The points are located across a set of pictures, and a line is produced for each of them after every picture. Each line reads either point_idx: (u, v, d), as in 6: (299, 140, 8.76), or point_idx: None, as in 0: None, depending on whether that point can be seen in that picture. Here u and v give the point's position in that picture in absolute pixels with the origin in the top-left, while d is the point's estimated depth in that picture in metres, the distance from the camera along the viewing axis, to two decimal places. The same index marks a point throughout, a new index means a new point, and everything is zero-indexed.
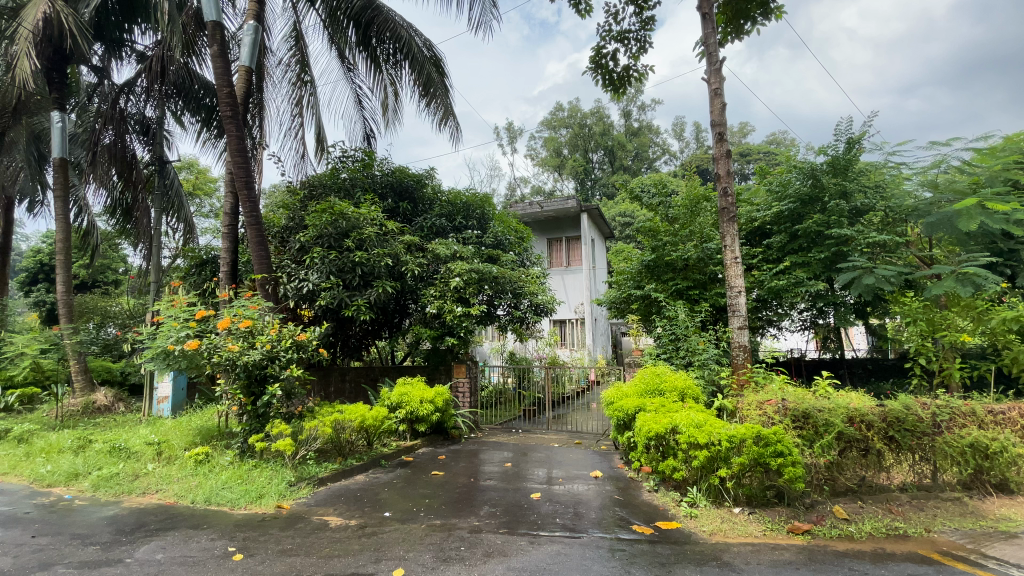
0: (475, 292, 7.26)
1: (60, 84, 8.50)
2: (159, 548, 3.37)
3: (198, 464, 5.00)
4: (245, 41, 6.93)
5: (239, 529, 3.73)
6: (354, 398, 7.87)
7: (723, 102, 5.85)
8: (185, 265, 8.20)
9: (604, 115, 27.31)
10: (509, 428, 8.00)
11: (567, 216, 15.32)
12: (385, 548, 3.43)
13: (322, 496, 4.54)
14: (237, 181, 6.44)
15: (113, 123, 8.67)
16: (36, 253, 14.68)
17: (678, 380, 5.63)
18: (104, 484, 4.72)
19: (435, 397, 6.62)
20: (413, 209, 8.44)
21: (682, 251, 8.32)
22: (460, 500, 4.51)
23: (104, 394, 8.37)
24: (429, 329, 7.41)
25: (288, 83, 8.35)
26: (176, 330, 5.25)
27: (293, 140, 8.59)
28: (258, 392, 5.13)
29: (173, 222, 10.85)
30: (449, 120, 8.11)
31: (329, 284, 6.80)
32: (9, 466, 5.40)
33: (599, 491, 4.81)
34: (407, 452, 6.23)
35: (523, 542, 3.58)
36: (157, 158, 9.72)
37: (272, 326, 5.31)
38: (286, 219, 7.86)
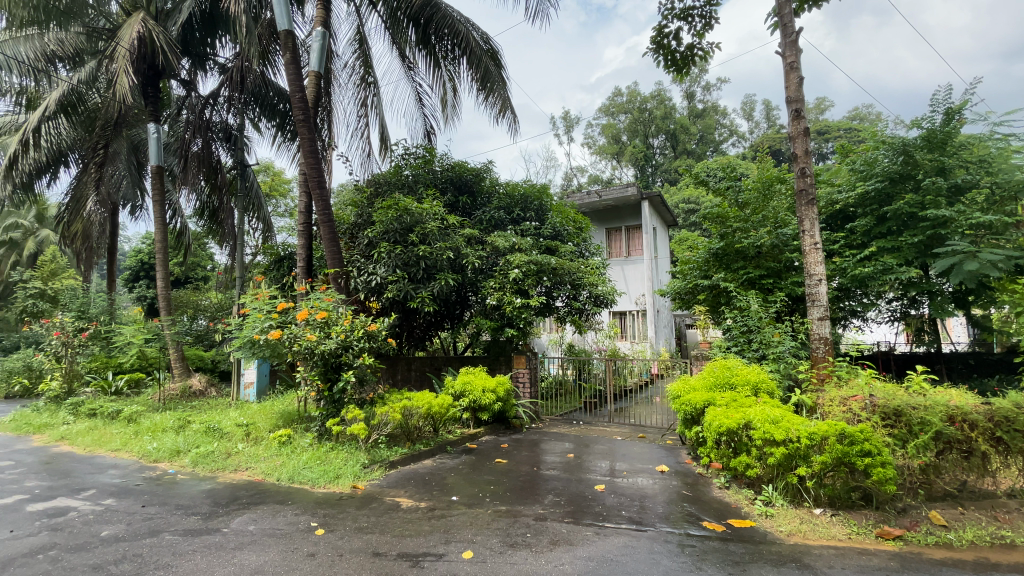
0: (534, 284, 7.27)
1: (155, 98, 9.34)
2: (250, 521, 3.66)
3: (281, 445, 5.38)
4: (314, 47, 7.28)
5: (320, 506, 3.98)
6: (419, 386, 8.14)
7: (800, 76, 5.46)
8: (266, 261, 8.82)
9: (666, 99, 26.30)
10: (570, 420, 7.95)
11: (626, 205, 14.99)
12: (454, 530, 3.54)
13: (393, 478, 4.76)
14: (311, 181, 6.80)
15: (200, 132, 9.41)
16: (137, 253, 16.32)
17: (751, 373, 5.36)
18: (202, 461, 5.19)
19: (497, 386, 6.72)
20: (472, 202, 8.55)
21: (754, 238, 7.89)
22: (524, 488, 4.56)
23: (198, 379, 9.23)
24: (489, 320, 7.55)
25: (354, 85, 8.68)
26: (260, 320, 5.63)
27: (359, 140, 8.91)
28: (334, 378, 5.46)
29: (254, 222, 11.68)
30: (507, 112, 8.12)
31: (395, 277, 7.09)
32: (122, 443, 6.04)
33: (666, 486, 4.69)
34: (471, 439, 6.37)
35: (589, 532, 3.57)
36: (239, 163, 10.56)
37: (345, 318, 5.60)
38: (355, 216, 8.21)
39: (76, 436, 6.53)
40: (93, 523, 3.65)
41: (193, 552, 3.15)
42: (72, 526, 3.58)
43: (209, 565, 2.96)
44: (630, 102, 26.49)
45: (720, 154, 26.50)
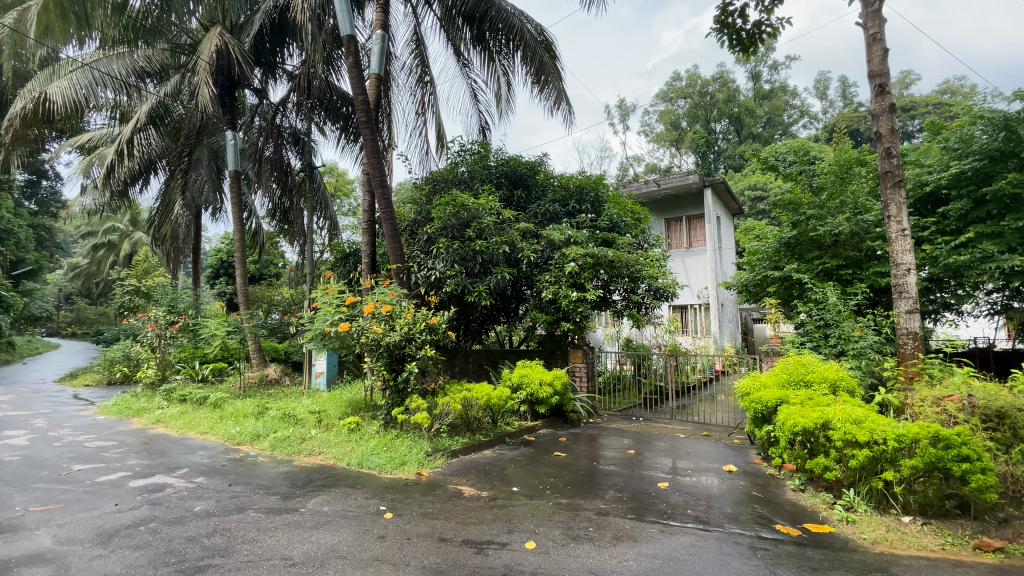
0: (590, 277, 7.16)
1: (231, 107, 10.04)
2: (325, 502, 3.87)
3: (351, 432, 5.65)
4: (375, 49, 7.52)
5: (387, 491, 4.15)
6: (477, 378, 8.27)
7: (884, 48, 5.03)
8: (333, 258, 9.29)
9: (728, 80, 25.07)
10: (629, 416, 7.80)
11: (687, 194, 14.46)
12: (516, 520, 3.57)
13: (455, 467, 4.88)
14: (373, 180, 7.05)
15: (272, 138, 10.04)
16: (217, 252, 17.61)
17: (829, 371, 5.02)
18: (279, 445, 5.55)
19: (554, 380, 6.71)
20: (527, 196, 8.56)
21: (832, 225, 7.39)
22: (584, 482, 4.54)
23: (273, 368, 9.89)
24: (545, 314, 7.52)
25: (411, 85, 8.90)
26: (331, 313, 5.94)
27: (418, 138, 9.13)
28: (398, 368, 5.68)
29: (321, 221, 12.33)
30: (562, 103, 8.05)
31: (453, 272, 7.21)
32: (209, 426, 6.57)
33: (734, 486, 4.49)
34: (529, 432, 6.41)
35: (654, 530, 3.49)
36: (307, 165, 11.18)
37: (408, 311, 5.79)
38: (414, 213, 8.47)
39: (169, 419, 7.17)
40: (187, 498, 4.00)
41: (274, 528, 3.38)
42: (169, 500, 3.94)
43: (289, 542, 3.16)
44: (690, 86, 25.44)
45: (789, 136, 24.93)
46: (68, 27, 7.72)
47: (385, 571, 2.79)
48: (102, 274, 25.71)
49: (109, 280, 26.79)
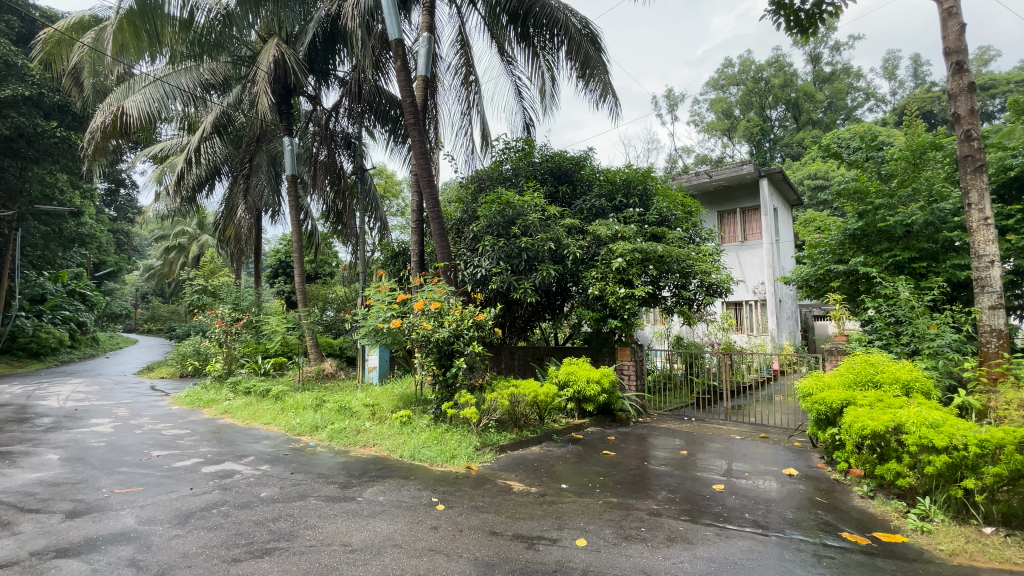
0: (639, 273, 7.00)
1: (288, 114, 10.52)
2: (379, 492, 4.01)
3: (402, 425, 5.82)
4: (421, 51, 7.67)
5: (439, 483, 4.25)
6: (523, 375, 8.28)
7: (961, 23, 4.63)
8: (384, 257, 9.59)
9: (785, 64, 23.85)
10: (680, 415, 7.60)
11: (742, 185, 13.89)
12: (566, 517, 3.57)
13: (504, 462, 4.92)
14: (421, 180, 7.20)
15: (326, 142, 10.43)
16: (276, 253, 18.56)
17: (900, 371, 4.69)
18: (336, 436, 5.79)
19: (602, 377, 6.63)
20: (572, 191, 8.49)
21: (903, 215, 6.90)
22: (634, 482, 4.47)
23: (329, 363, 10.32)
24: (591, 311, 7.43)
25: (457, 85, 9.01)
26: (383, 310, 6.13)
27: (464, 138, 9.24)
28: (447, 364, 5.80)
29: (372, 221, 12.71)
30: (608, 96, 7.93)
31: (499, 269, 7.29)
32: (271, 417, 6.94)
33: (794, 491, 4.29)
34: (577, 430, 6.37)
35: (709, 532, 3.39)
36: (358, 168, 11.55)
37: (456, 308, 5.91)
38: (460, 212, 8.59)
39: (236, 410, 7.63)
40: (253, 485, 4.25)
41: (333, 516, 3.54)
42: (238, 486, 4.20)
43: (347, 529, 3.29)
44: (743, 72, 24.38)
45: (853, 121, 23.42)
46: (142, 44, 8.33)
47: (439, 561, 2.86)
48: (175, 275, 27.67)
49: (180, 279, 28.82)
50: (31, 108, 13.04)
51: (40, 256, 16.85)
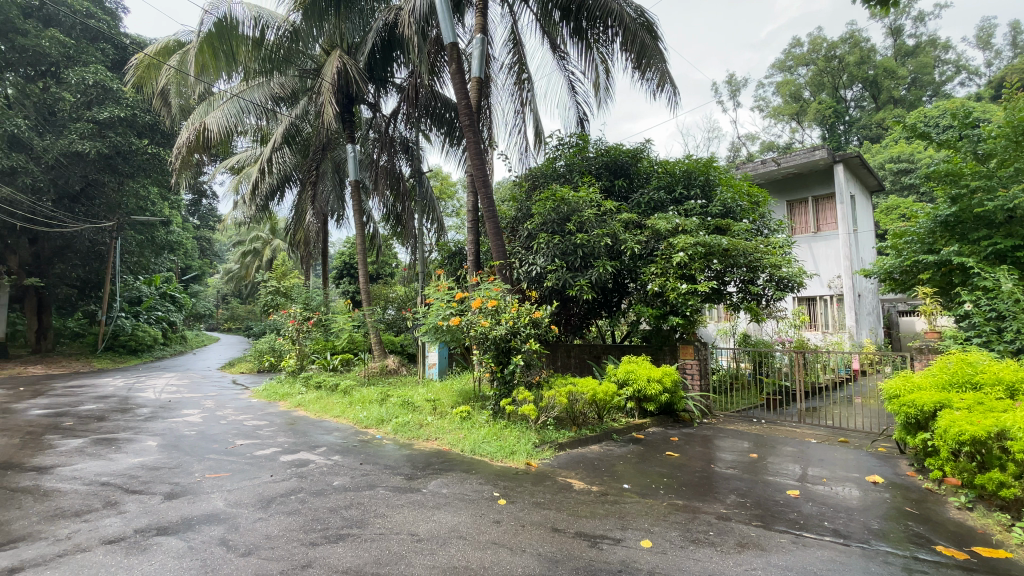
0: (701, 267, 6.74)
1: (350, 122, 11.00)
2: (443, 485, 4.12)
3: (463, 420, 5.95)
4: (475, 53, 7.77)
5: (499, 479, 4.31)
6: (580, 373, 8.19)
7: None
8: (441, 257, 9.83)
9: (861, 40, 22.09)
10: (749, 417, 7.25)
11: (814, 172, 13.03)
12: (629, 517, 3.50)
13: (563, 460, 4.90)
14: (476, 180, 7.30)
15: (386, 148, 10.83)
16: (341, 254, 19.51)
17: (1006, 371, 4.22)
18: (400, 429, 6.00)
19: (663, 376, 6.46)
20: (629, 185, 8.30)
21: (1004, 199, 6.24)
22: (700, 484, 4.31)
23: (392, 359, 10.71)
24: (651, 308, 7.20)
25: (510, 84, 9.06)
26: (442, 308, 6.30)
27: (517, 136, 9.28)
28: (505, 361, 5.85)
29: (428, 222, 13.06)
30: (666, 84, 7.69)
31: (554, 266, 7.26)
32: (341, 411, 7.30)
33: (879, 500, 3.97)
34: (637, 430, 6.23)
35: (785, 540, 3.21)
36: (416, 171, 11.90)
37: (513, 305, 5.96)
38: (515, 211, 8.61)
39: (308, 403, 8.10)
40: (326, 474, 4.49)
41: (401, 505, 3.67)
42: (312, 474, 4.46)
43: (414, 519, 3.40)
44: (814, 52, 22.80)
45: (943, 97, 21.28)
46: (219, 63, 9.18)
47: (503, 555, 2.90)
48: (251, 277, 29.71)
49: (255, 281, 30.94)
50: (126, 128, 14.41)
51: (137, 261, 18.66)
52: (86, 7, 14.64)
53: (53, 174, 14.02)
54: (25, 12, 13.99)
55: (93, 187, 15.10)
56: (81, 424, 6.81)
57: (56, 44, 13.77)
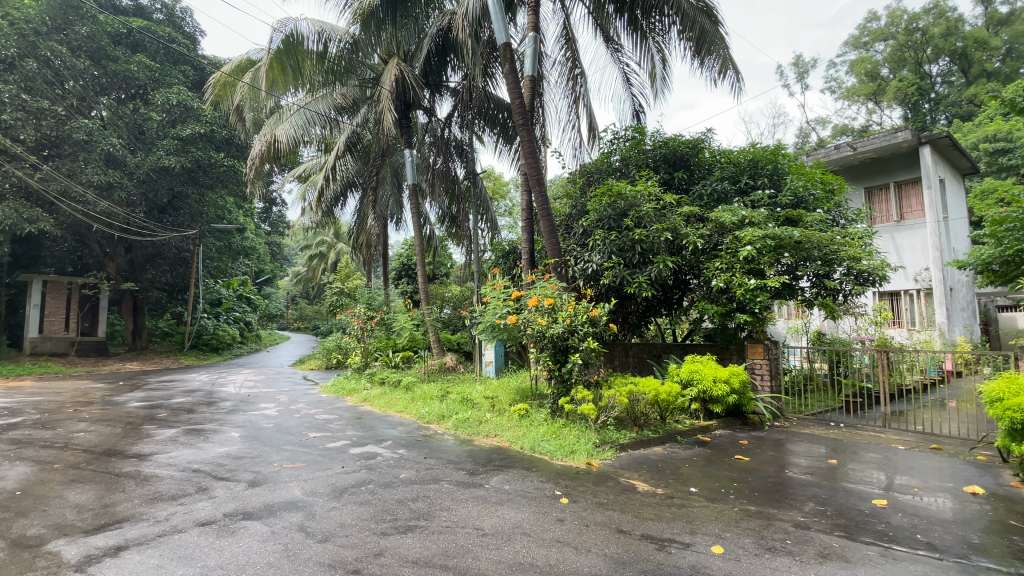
0: (771, 261, 6.42)
1: (407, 128, 11.32)
2: (505, 481, 4.16)
3: (521, 418, 6.00)
4: (527, 52, 7.76)
5: (561, 477, 4.29)
6: (640, 372, 8.00)
7: None
8: (495, 256, 9.94)
9: (947, 9, 20.17)
10: (825, 421, 6.79)
11: (896, 156, 12.04)
12: (697, 522, 3.38)
13: (624, 461, 4.81)
14: (530, 179, 7.30)
15: (442, 151, 11.08)
16: (400, 256, 20.16)
17: None
18: (461, 425, 6.12)
19: (730, 376, 6.18)
20: (689, 177, 8.02)
21: None
22: (773, 490, 4.09)
23: (450, 357, 10.96)
24: (715, 305, 6.89)
25: (563, 80, 8.99)
26: (499, 307, 6.36)
27: (571, 133, 9.20)
28: (562, 360, 5.81)
29: (483, 223, 13.24)
30: (728, 70, 7.36)
31: (611, 264, 7.15)
32: (403, 406, 7.55)
33: (980, 512, 3.59)
34: (703, 431, 6.01)
35: (871, 552, 2.98)
36: (470, 173, 12.09)
37: (569, 303, 5.90)
38: (569, 208, 8.53)
39: (373, 398, 8.43)
40: (392, 466, 4.66)
41: (465, 500, 3.74)
42: (380, 467, 4.64)
43: (478, 514, 3.45)
44: (892, 26, 20.99)
45: None
46: (287, 77, 9.81)
47: (568, 554, 2.88)
48: (317, 279, 31.36)
49: (321, 283, 32.63)
50: (205, 143, 15.66)
51: (217, 266, 20.22)
52: (168, 32, 16.03)
53: (144, 188, 15.32)
54: (116, 40, 15.43)
55: (179, 198, 16.56)
56: (173, 416, 7.46)
57: (143, 68, 15.18)
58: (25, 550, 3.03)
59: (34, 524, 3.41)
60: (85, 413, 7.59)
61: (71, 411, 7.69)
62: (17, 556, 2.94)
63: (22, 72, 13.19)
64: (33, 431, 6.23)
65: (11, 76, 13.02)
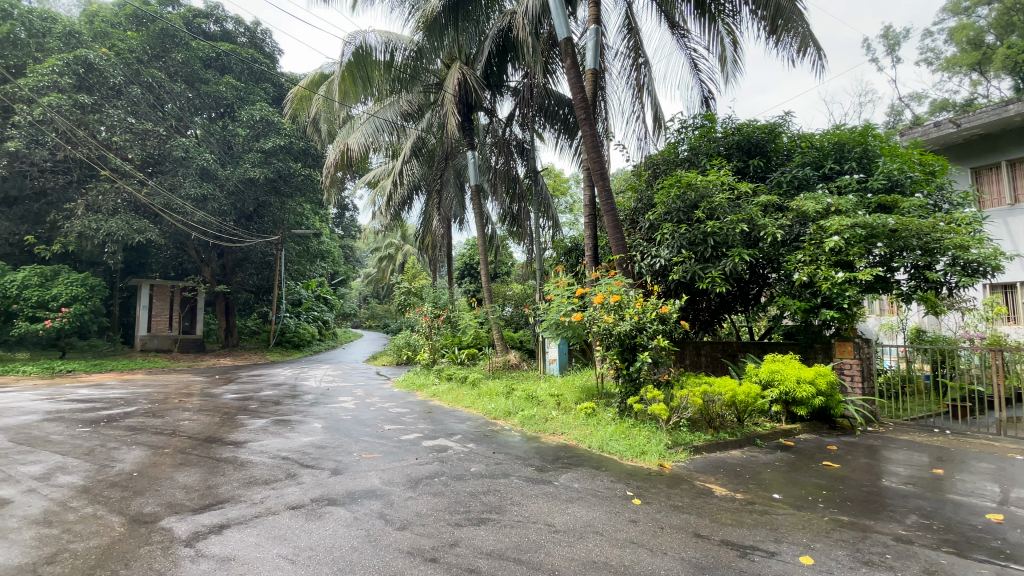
0: (862, 252, 5.93)
1: (470, 129, 11.52)
2: (574, 479, 4.14)
3: (588, 417, 5.94)
4: (589, 45, 7.64)
5: (632, 478, 4.20)
6: (713, 372, 7.65)
7: None
8: (557, 254, 9.91)
9: None
10: (929, 427, 6.15)
11: (1008, 131, 10.71)
12: (782, 530, 3.19)
13: (700, 463, 4.63)
14: (593, 173, 7.18)
15: (504, 151, 11.21)
16: (463, 256, 20.64)
17: None
18: (527, 422, 6.16)
19: (816, 377, 5.77)
20: (766, 165, 7.56)
21: None
22: (868, 500, 3.77)
23: (514, 354, 11.07)
24: (798, 300, 6.43)
25: (626, 71, 8.77)
26: (564, 304, 6.32)
27: (635, 124, 8.96)
28: (630, 358, 5.69)
29: (545, 220, 13.23)
30: (808, 47, 6.85)
31: (681, 258, 6.86)
32: (471, 401, 7.72)
33: None
34: (785, 436, 5.65)
35: (990, 572, 2.66)
36: (531, 171, 12.13)
37: (637, 300, 5.75)
38: (634, 202, 8.28)
39: (441, 393, 8.69)
40: (463, 460, 4.78)
41: (535, 496, 3.76)
42: (451, 460, 4.77)
43: (549, 511, 3.46)
44: None
45: None
46: (357, 88, 10.33)
47: (644, 556, 2.81)
48: (386, 279, 32.80)
49: (390, 283, 34.09)
50: (285, 154, 16.88)
51: (297, 269, 21.72)
52: (251, 53, 17.36)
53: (233, 199, 16.68)
54: (207, 64, 16.97)
55: (263, 207, 17.91)
56: (263, 407, 8.11)
57: (230, 88, 16.56)
58: (144, 525, 3.41)
59: (151, 502, 3.83)
60: (189, 403, 8.44)
61: (177, 402, 8.57)
62: (138, 530, 3.32)
63: (129, 98, 14.90)
64: (147, 418, 7.02)
65: (120, 102, 14.72)
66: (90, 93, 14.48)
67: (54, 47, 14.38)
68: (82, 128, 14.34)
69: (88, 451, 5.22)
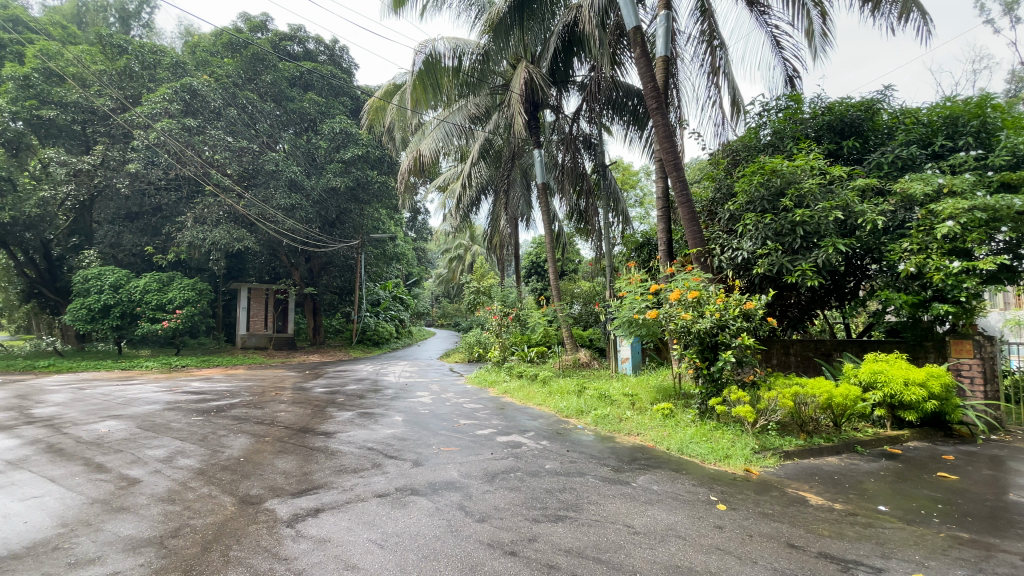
0: (982, 238, 5.26)
1: (537, 127, 11.54)
2: (652, 481, 4.04)
3: (665, 418, 5.75)
4: (659, 33, 7.39)
5: (715, 482, 4.01)
6: (804, 372, 7.11)
7: None
8: (628, 249, 9.68)
9: None
10: None
11: None
12: (891, 545, 2.90)
13: (792, 470, 4.33)
14: (667, 165, 6.92)
15: (571, 147, 11.13)
16: (530, 254, 20.78)
17: None
18: (601, 421, 6.08)
19: (927, 379, 5.19)
20: (863, 146, 6.90)
21: None
22: (995, 516, 3.34)
23: (583, 352, 10.96)
24: (903, 294, 5.81)
25: (700, 55, 8.37)
26: (638, 301, 6.16)
27: (711, 111, 8.54)
28: (712, 357, 5.43)
29: (614, 215, 12.96)
30: (911, 13, 6.16)
31: (766, 250, 6.43)
32: (542, 399, 7.75)
33: None
34: (891, 443, 5.13)
35: None
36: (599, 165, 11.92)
37: (718, 296, 5.48)
38: (712, 192, 7.87)
39: (513, 391, 8.79)
40: (538, 456, 4.81)
41: (613, 496, 3.71)
42: (526, 456, 4.83)
43: (628, 512, 3.40)
44: None
45: None
46: (428, 95, 10.70)
47: (731, 563, 2.69)
48: (456, 279, 33.74)
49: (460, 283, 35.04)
50: (363, 163, 17.94)
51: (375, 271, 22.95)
52: (330, 70, 18.56)
53: (318, 207, 17.95)
54: (292, 82, 18.32)
55: (344, 214, 19.11)
56: (348, 401, 8.66)
57: (313, 104, 17.81)
58: (251, 505, 3.77)
59: (256, 485, 4.23)
60: (284, 396, 9.21)
61: (274, 395, 9.38)
62: (247, 510, 3.67)
63: (227, 119, 16.51)
64: (250, 409, 7.74)
65: (220, 123, 16.36)
66: (195, 116, 16.10)
67: (164, 77, 16.11)
68: (189, 148, 15.85)
69: (202, 438, 5.86)
